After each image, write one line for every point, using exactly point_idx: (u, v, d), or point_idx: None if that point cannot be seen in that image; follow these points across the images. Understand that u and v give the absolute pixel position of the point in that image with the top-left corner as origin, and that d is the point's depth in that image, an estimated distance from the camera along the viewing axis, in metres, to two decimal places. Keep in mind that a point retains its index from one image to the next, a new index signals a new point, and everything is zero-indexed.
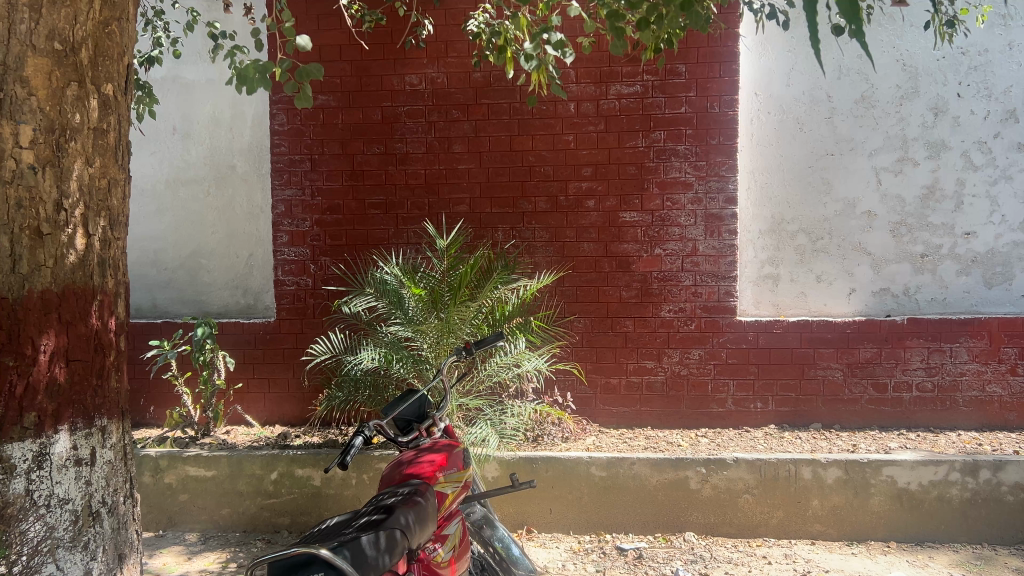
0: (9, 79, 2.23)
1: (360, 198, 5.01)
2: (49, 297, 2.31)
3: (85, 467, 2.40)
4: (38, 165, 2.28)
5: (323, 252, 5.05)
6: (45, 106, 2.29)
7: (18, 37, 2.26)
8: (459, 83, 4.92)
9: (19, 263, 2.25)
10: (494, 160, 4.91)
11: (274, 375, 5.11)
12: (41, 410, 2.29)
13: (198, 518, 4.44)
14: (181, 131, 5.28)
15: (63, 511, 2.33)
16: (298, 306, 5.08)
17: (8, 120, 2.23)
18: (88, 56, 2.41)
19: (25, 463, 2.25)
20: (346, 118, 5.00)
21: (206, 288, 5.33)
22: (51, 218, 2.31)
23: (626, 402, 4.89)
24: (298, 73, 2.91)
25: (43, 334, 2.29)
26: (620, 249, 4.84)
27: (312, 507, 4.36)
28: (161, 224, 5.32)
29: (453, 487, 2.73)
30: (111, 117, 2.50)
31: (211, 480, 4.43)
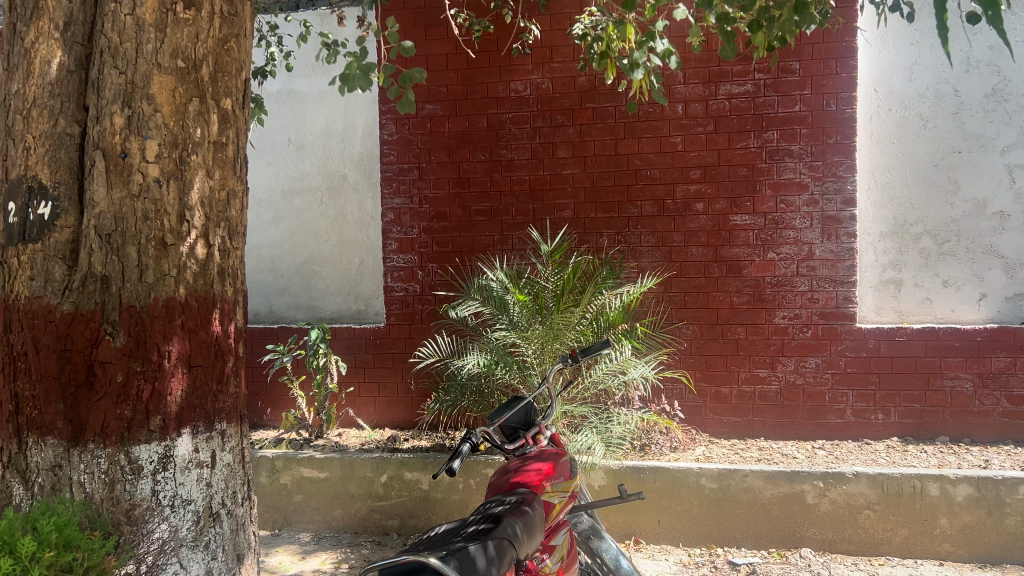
0: (137, 97, 2.36)
1: (465, 205, 5.05)
2: (174, 305, 2.40)
3: (207, 469, 2.48)
4: (163, 179, 2.39)
5: (430, 258, 5.12)
6: (169, 122, 2.40)
7: (145, 57, 2.38)
8: (564, 88, 4.90)
9: (145, 272, 2.37)
10: (600, 164, 4.86)
11: (384, 379, 5.21)
12: (165, 414, 2.39)
13: (313, 518, 4.56)
14: (295, 142, 5.45)
15: (186, 512, 2.43)
16: (406, 311, 5.16)
17: (136, 136, 2.36)
18: (209, 73, 2.50)
19: (151, 465, 2.37)
20: (452, 126, 5.06)
21: (319, 294, 5.47)
22: (174, 230, 2.41)
23: (737, 412, 4.74)
24: (401, 79, 3.00)
25: (167, 341, 2.39)
26: (731, 253, 4.71)
27: (421, 511, 4.40)
28: (277, 232, 5.51)
29: (560, 497, 2.70)
30: (230, 130, 2.58)
31: (324, 481, 4.54)
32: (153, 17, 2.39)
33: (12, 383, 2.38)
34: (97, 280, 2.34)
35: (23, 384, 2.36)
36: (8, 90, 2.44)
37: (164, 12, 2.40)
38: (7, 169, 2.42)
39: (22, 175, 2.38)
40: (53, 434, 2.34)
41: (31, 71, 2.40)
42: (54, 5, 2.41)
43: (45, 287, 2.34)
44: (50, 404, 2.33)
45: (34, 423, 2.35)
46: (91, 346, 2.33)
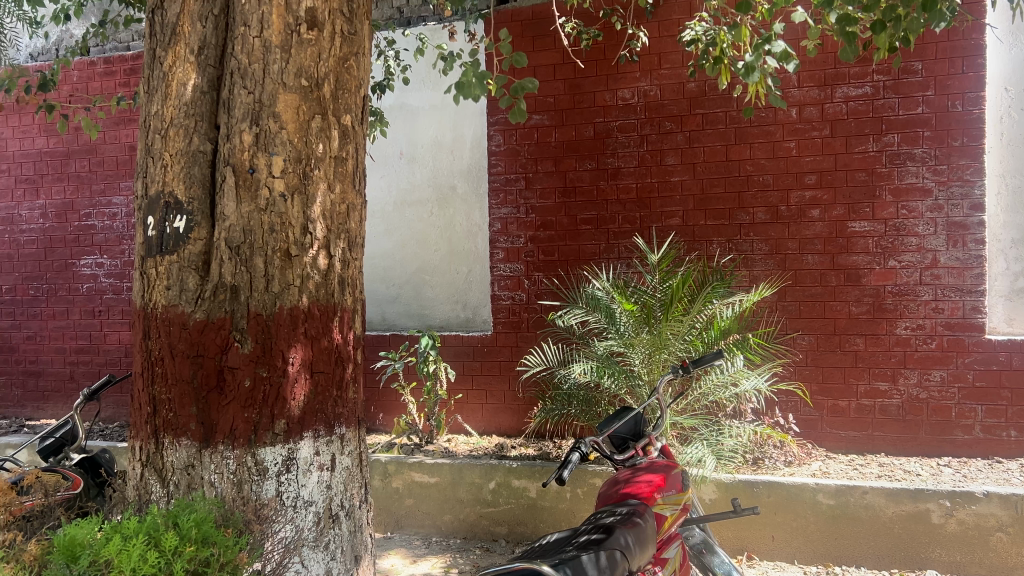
0: (264, 116, 2.48)
1: (572, 214, 5.06)
2: (298, 313, 2.51)
3: (327, 471, 2.57)
4: (288, 194, 2.50)
5: (537, 267, 5.15)
6: (294, 138, 2.51)
7: (271, 77, 2.49)
8: (673, 94, 4.85)
9: (271, 282, 2.48)
10: (710, 171, 4.78)
11: (492, 386, 5.26)
12: (289, 418, 2.49)
13: (423, 522, 4.65)
14: (407, 155, 5.59)
15: (308, 512, 2.52)
16: (513, 320, 5.21)
17: (263, 153, 2.48)
18: (330, 90, 2.60)
19: (276, 466, 2.47)
20: (560, 135, 5.09)
21: (429, 303, 5.56)
22: (298, 241, 2.51)
23: (856, 426, 4.56)
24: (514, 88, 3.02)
25: (291, 349, 2.50)
26: (848, 261, 4.55)
27: (529, 518, 4.43)
28: (389, 242, 5.66)
29: (672, 509, 2.67)
30: (349, 145, 2.67)
31: (434, 486, 4.63)
32: (278, 39, 2.50)
33: (150, 386, 2.53)
34: (227, 290, 2.47)
35: (160, 388, 2.51)
36: (148, 112, 2.61)
37: (290, 33, 2.51)
38: (147, 185, 2.59)
39: (160, 191, 2.54)
40: (186, 435, 2.47)
41: (168, 92, 2.56)
42: (189, 30, 2.57)
43: (180, 296, 2.49)
44: (184, 407, 2.47)
45: (169, 424, 2.49)
46: (221, 353, 2.46)
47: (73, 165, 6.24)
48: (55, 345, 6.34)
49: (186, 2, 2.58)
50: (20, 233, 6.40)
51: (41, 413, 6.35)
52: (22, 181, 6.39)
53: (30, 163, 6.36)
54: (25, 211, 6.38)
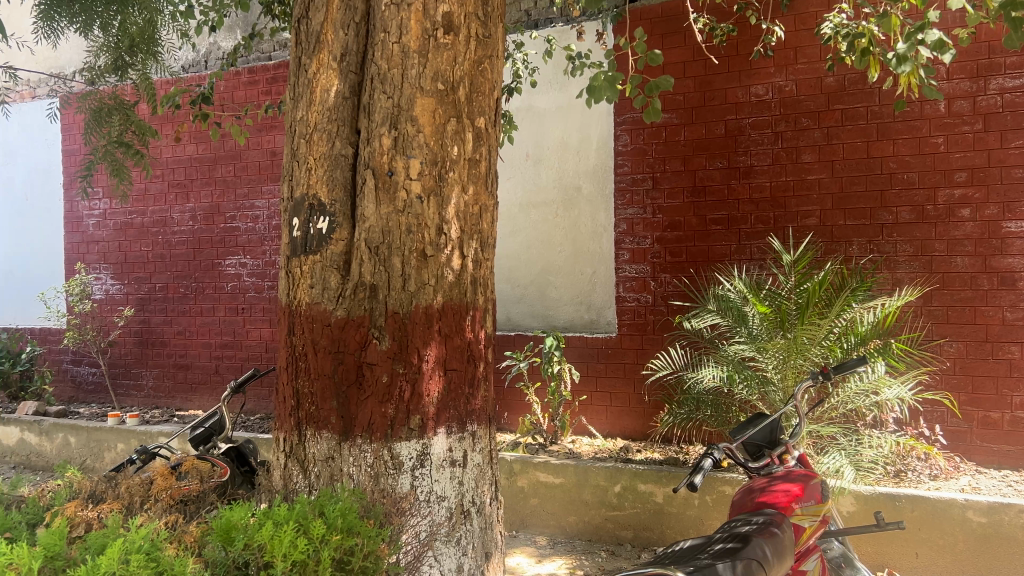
0: (402, 119, 2.55)
1: (701, 214, 4.96)
2: (432, 312, 2.56)
3: (459, 468, 2.62)
4: (424, 195, 2.56)
5: (664, 268, 5.07)
6: (430, 141, 2.56)
7: (410, 81, 2.56)
8: (810, 90, 4.68)
9: (407, 281, 2.54)
10: (849, 169, 4.59)
11: (616, 389, 5.22)
12: (423, 414, 2.55)
13: (548, 523, 4.66)
14: (534, 156, 5.62)
15: (440, 507, 2.58)
16: (638, 322, 5.16)
17: (401, 156, 2.54)
18: (465, 93, 2.63)
19: (411, 461, 2.53)
20: (689, 134, 5.00)
21: (553, 304, 5.56)
22: (433, 242, 2.57)
23: (1010, 440, 4.24)
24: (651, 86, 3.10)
25: (427, 346, 2.55)
26: (1002, 264, 4.25)
27: (655, 524, 4.36)
28: (515, 243, 5.70)
29: (810, 521, 2.58)
30: (483, 147, 2.70)
31: (559, 487, 4.63)
32: (416, 44, 2.56)
33: (294, 380, 2.65)
34: (366, 288, 2.55)
35: (304, 381, 2.62)
36: (293, 117, 2.74)
37: (427, 38, 2.57)
38: (292, 188, 2.71)
39: (305, 193, 2.66)
40: (327, 428, 2.57)
41: (312, 99, 2.67)
42: (332, 38, 2.67)
43: (323, 295, 2.59)
44: (326, 400, 2.57)
45: (312, 417, 2.60)
46: (360, 349, 2.54)
47: (219, 170, 6.60)
48: (202, 340, 6.72)
49: (329, 11, 2.69)
50: (172, 235, 6.83)
51: (189, 404, 6.76)
52: (175, 186, 6.81)
53: (182, 169, 6.77)
54: (176, 214, 6.79)
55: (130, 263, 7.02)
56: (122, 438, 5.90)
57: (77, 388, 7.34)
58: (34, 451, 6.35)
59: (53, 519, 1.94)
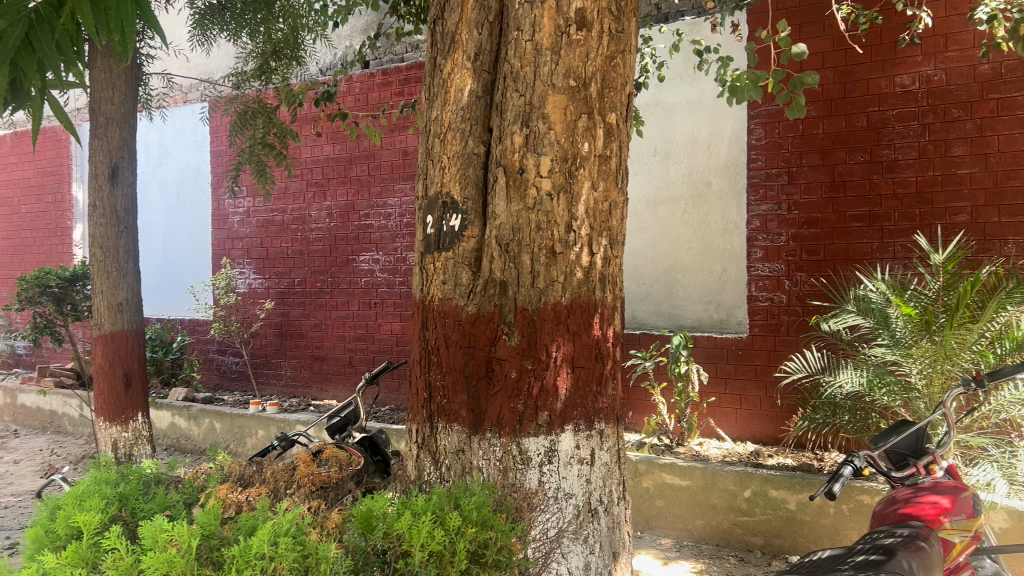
0: (534, 117, 2.56)
1: (840, 210, 4.76)
2: (561, 309, 2.56)
3: (586, 466, 2.60)
4: (554, 193, 2.55)
5: (799, 267, 4.90)
6: (561, 138, 2.55)
7: (542, 79, 2.56)
8: (962, 79, 4.41)
9: (537, 278, 2.55)
10: (1005, 162, 4.29)
11: (747, 391, 5.08)
12: (551, 411, 2.55)
13: (674, 525, 4.58)
14: (662, 152, 5.53)
15: (568, 504, 2.58)
16: (771, 322, 5.00)
17: (532, 153, 2.55)
18: (597, 89, 2.60)
19: (539, 457, 2.55)
20: (827, 127, 4.81)
21: (681, 302, 5.45)
22: (563, 239, 2.56)
23: None
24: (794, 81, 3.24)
25: (555, 342, 2.55)
26: None
27: (788, 531, 4.22)
28: (641, 240, 5.62)
29: (961, 536, 2.43)
30: (614, 143, 2.66)
31: (686, 490, 4.54)
32: (549, 41, 2.56)
33: (427, 373, 2.71)
34: (496, 285, 2.58)
35: (435, 375, 2.68)
36: (429, 117, 2.80)
37: (560, 35, 2.56)
38: (427, 186, 2.77)
39: (438, 191, 2.72)
40: (457, 421, 2.62)
41: (447, 98, 2.73)
42: (467, 38, 2.71)
43: (455, 290, 2.64)
44: (457, 394, 2.62)
45: (443, 410, 2.66)
46: (490, 344, 2.58)
47: (355, 169, 6.84)
48: (337, 332, 6.99)
49: (464, 11, 2.73)
50: (310, 232, 7.12)
51: (324, 393, 7.05)
52: (313, 185, 7.10)
53: (319, 168, 7.05)
54: (314, 212, 7.08)
55: (271, 258, 7.37)
56: (262, 425, 6.21)
57: (222, 376, 7.78)
58: (183, 434, 6.77)
59: (207, 500, 2.06)
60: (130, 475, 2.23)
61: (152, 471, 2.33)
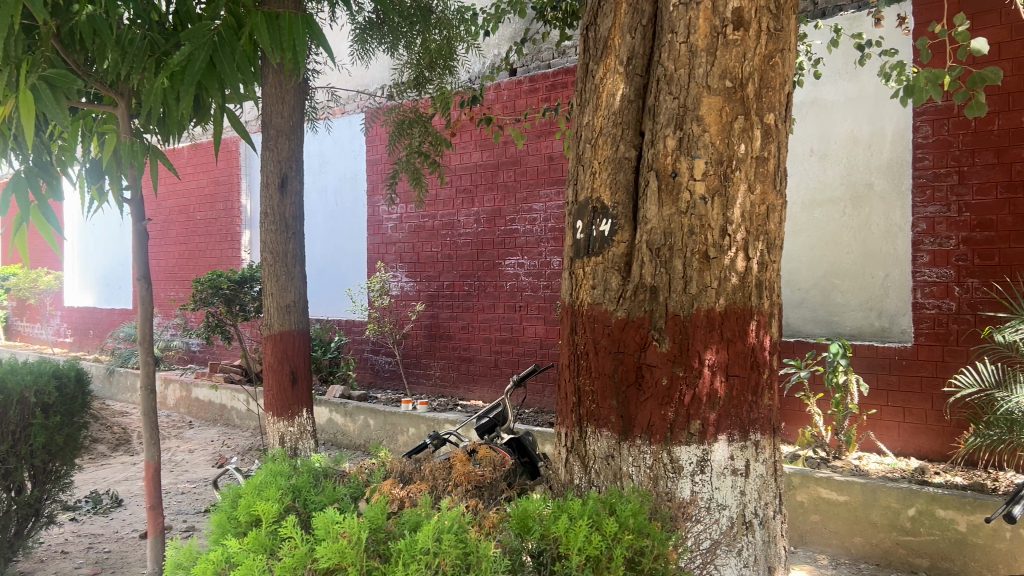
0: (688, 119, 2.52)
1: (1019, 211, 4.42)
2: (715, 315, 2.50)
3: (741, 477, 2.52)
4: (708, 196, 2.50)
5: (970, 273, 4.59)
6: (716, 140, 2.50)
7: (696, 81, 2.52)
8: None
9: (690, 284, 2.51)
10: None
11: (911, 404, 4.80)
12: (704, 419, 2.50)
13: (830, 542, 4.38)
14: (819, 152, 5.31)
15: (721, 516, 2.52)
16: (938, 331, 4.70)
17: (686, 156, 2.52)
18: (754, 89, 2.53)
19: (690, 466, 2.50)
20: (1004, 122, 4.48)
21: (839, 309, 5.21)
22: (717, 243, 2.51)
23: None
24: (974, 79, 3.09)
25: (708, 350, 2.50)
26: None
27: (957, 554, 3.96)
28: (797, 243, 5.41)
29: None
30: (772, 144, 2.57)
31: (844, 505, 4.34)
32: (705, 42, 2.52)
33: (576, 378, 2.73)
34: (647, 290, 2.56)
35: (585, 380, 2.69)
36: (581, 122, 2.82)
37: (716, 36, 2.51)
38: (577, 191, 2.79)
39: (589, 196, 2.73)
40: (607, 426, 2.62)
41: (599, 104, 2.74)
42: (620, 43, 2.72)
43: (604, 295, 2.64)
44: (606, 399, 2.62)
45: (592, 415, 2.66)
46: (640, 350, 2.56)
47: (502, 175, 6.96)
48: (484, 335, 7.13)
49: (618, 16, 2.73)
50: (458, 237, 7.30)
51: (471, 394, 7.21)
52: (461, 191, 7.27)
53: (468, 175, 7.21)
54: (463, 217, 7.25)
55: (422, 262, 7.61)
56: (413, 423, 6.41)
57: (376, 375, 8.10)
58: (339, 429, 7.09)
59: (372, 494, 2.16)
60: (301, 468, 2.37)
61: (321, 465, 2.46)
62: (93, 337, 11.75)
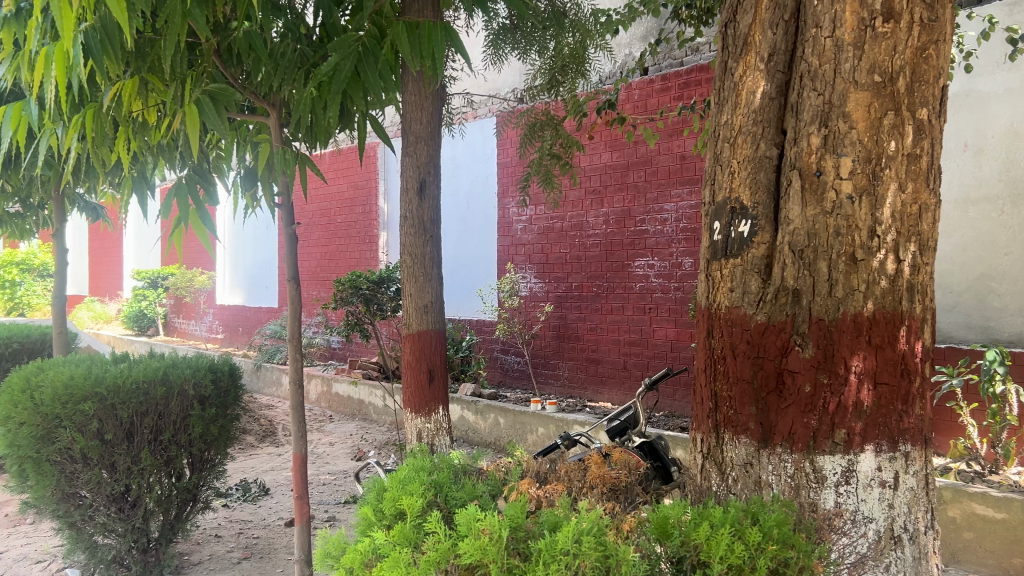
0: (834, 116, 2.43)
1: None
2: (862, 319, 2.40)
3: (889, 490, 2.40)
4: (856, 196, 2.40)
5: None
6: (864, 137, 2.40)
7: (843, 76, 2.43)
8: None
9: (835, 287, 2.41)
10: None
11: None
12: (850, 428, 2.40)
13: (986, 561, 4.12)
14: (974, 147, 4.99)
15: (867, 529, 2.40)
16: None
17: (832, 154, 2.43)
18: (905, 84, 2.40)
19: (835, 476, 2.41)
20: None
21: (996, 314, 4.89)
22: (865, 245, 2.40)
23: None
24: None
25: (854, 356, 2.40)
26: None
27: None
28: (949, 244, 5.11)
29: None
30: (925, 141, 2.44)
31: (1001, 523, 4.06)
32: (851, 36, 2.42)
33: (713, 383, 2.68)
34: (789, 293, 2.48)
35: (722, 385, 2.64)
36: (719, 121, 2.76)
37: (863, 29, 2.40)
38: (715, 192, 2.74)
39: (727, 197, 2.67)
40: (745, 433, 2.55)
41: (739, 102, 2.67)
42: (761, 39, 2.64)
43: (743, 299, 2.58)
44: (744, 405, 2.56)
45: (730, 421, 2.61)
46: (781, 355, 2.48)
47: (632, 175, 6.90)
48: (613, 336, 7.09)
49: (758, 13, 2.66)
50: (588, 238, 7.28)
51: (600, 395, 7.19)
52: (591, 192, 7.25)
53: (598, 176, 7.19)
54: (592, 219, 7.24)
55: (551, 263, 7.64)
56: (543, 423, 6.46)
57: (505, 374, 8.22)
58: (471, 427, 7.22)
59: (510, 493, 2.19)
60: (441, 464, 2.43)
61: (460, 462, 2.52)
62: (242, 333, 12.46)
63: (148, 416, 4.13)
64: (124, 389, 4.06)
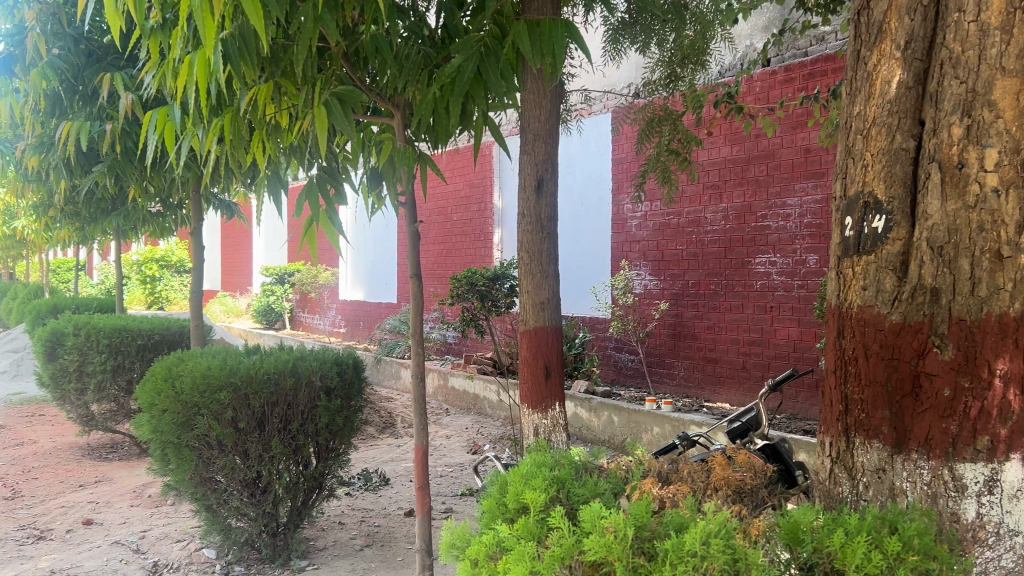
0: (978, 105, 2.30)
1: None
2: (1009, 320, 2.24)
3: None
4: (1002, 189, 2.26)
5: None
6: (1012, 127, 2.26)
7: (988, 62, 2.29)
8: None
9: (978, 285, 2.28)
10: None
11: None
12: (993, 435, 2.24)
13: None
14: None
15: (1013, 542, 2.24)
16: None
17: (975, 146, 2.30)
18: None
19: (977, 485, 2.27)
20: None
21: None
22: (1012, 241, 2.25)
23: None
24: None
25: (999, 358, 2.24)
26: None
27: None
28: None
29: None
30: None
31: None
32: (999, 19, 2.29)
33: (843, 385, 2.58)
34: (926, 292, 2.36)
35: (853, 387, 2.54)
36: (850, 112, 2.65)
37: (1012, 12, 2.27)
38: (846, 186, 2.64)
39: (860, 191, 2.57)
40: (878, 438, 2.46)
41: (873, 92, 2.56)
42: (897, 26, 2.52)
43: (876, 297, 2.48)
44: (877, 409, 2.46)
45: (861, 425, 2.51)
46: (918, 357, 2.37)
47: (752, 170, 6.72)
48: (731, 335, 6.94)
49: None
50: (705, 234, 7.14)
51: (718, 395, 7.06)
52: (709, 187, 7.10)
53: (717, 171, 7.03)
54: (710, 215, 7.09)
55: (667, 260, 7.53)
56: (658, 422, 6.39)
57: (619, 372, 8.17)
58: (585, 424, 7.21)
59: (632, 492, 2.18)
60: (562, 460, 2.44)
61: (580, 458, 2.51)
62: (362, 327, 12.86)
63: (278, 406, 4.32)
64: (256, 378, 4.26)
